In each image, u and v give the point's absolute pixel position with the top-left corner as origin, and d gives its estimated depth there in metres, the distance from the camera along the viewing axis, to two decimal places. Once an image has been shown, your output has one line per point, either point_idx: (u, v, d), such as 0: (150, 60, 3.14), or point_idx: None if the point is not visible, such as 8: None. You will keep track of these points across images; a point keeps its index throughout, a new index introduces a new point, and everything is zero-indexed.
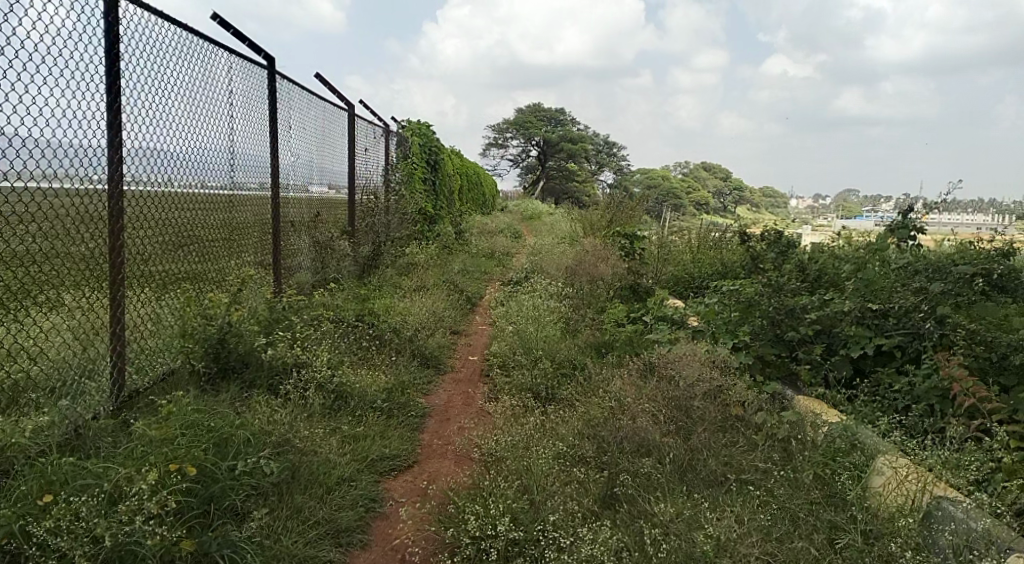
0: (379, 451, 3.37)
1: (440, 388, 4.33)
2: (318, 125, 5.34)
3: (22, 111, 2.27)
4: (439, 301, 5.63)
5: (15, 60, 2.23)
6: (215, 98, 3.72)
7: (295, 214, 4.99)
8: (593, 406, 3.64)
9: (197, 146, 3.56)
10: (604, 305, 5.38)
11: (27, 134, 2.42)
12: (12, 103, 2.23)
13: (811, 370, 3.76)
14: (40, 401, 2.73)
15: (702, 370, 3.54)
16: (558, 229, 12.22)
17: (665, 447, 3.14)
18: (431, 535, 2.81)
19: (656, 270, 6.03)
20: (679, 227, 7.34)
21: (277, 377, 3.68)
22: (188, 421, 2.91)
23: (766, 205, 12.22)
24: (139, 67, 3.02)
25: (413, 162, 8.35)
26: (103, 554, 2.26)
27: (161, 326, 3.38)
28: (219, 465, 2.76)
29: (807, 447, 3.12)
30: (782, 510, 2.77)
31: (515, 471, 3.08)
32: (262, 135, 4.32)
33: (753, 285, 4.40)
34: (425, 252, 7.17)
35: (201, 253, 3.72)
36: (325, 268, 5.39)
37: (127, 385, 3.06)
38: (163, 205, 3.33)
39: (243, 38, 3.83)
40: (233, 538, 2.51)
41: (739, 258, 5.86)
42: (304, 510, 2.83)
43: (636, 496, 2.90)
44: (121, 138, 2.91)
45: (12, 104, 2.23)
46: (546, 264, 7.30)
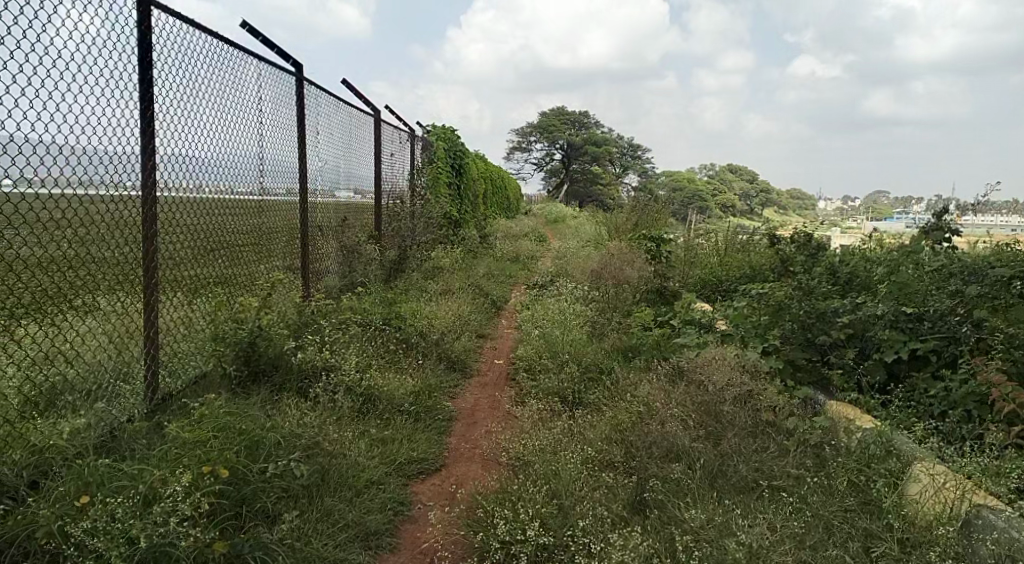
0: (406, 455, 3.38)
1: (466, 392, 4.33)
2: (344, 130, 5.38)
3: (54, 119, 2.31)
4: (464, 304, 5.63)
5: (48, 69, 2.27)
6: (245, 105, 3.77)
7: (323, 219, 5.03)
8: (621, 411, 3.61)
9: (226, 152, 3.61)
10: (630, 309, 5.35)
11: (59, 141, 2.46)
12: (44, 112, 2.27)
13: (843, 375, 3.71)
14: (76, 404, 2.78)
15: (731, 374, 3.50)
16: (583, 232, 12.16)
17: (694, 452, 3.10)
18: (459, 539, 2.83)
19: (682, 274, 5.98)
20: (705, 229, 7.27)
21: (306, 380, 3.72)
22: (219, 424, 2.94)
23: (793, 207, 12.07)
24: (171, 74, 3.07)
25: (438, 167, 8.39)
26: (138, 555, 2.28)
27: (193, 331, 3.40)
28: (250, 467, 2.80)
29: (840, 454, 3.07)
30: (816, 517, 2.72)
31: (544, 476, 3.06)
32: (290, 140, 4.37)
33: (783, 288, 4.33)
34: (450, 256, 7.18)
35: (231, 258, 3.76)
36: (352, 272, 5.43)
37: (160, 388, 3.11)
38: (194, 210, 3.37)
39: (272, 45, 3.87)
40: (264, 541, 2.54)
41: (767, 261, 5.79)
42: (334, 512, 2.84)
43: (666, 502, 2.86)
44: (154, 144, 2.96)
45: (44, 113, 2.27)
46: (571, 267, 7.28)
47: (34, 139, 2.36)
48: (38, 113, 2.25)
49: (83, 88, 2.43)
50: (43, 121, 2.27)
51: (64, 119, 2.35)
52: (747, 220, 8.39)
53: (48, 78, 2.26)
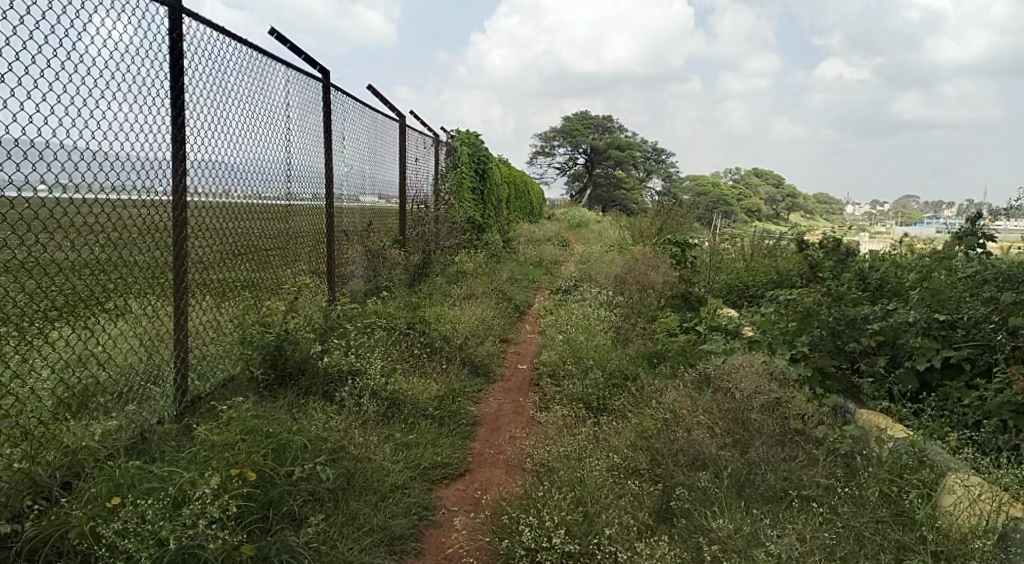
0: (431, 459, 3.38)
1: (490, 397, 4.32)
2: (369, 136, 5.42)
3: (86, 126, 2.35)
4: (488, 309, 5.63)
5: (82, 77, 2.31)
6: (273, 110, 3.81)
7: (348, 223, 5.07)
8: (647, 418, 3.57)
9: (255, 157, 3.65)
10: (655, 314, 5.32)
11: (92, 148, 2.50)
12: (78, 119, 2.31)
13: (874, 384, 3.65)
14: (107, 406, 2.82)
15: (759, 382, 3.46)
16: (607, 237, 12.11)
17: (721, 460, 3.06)
18: (484, 545, 2.82)
19: (707, 279, 5.93)
20: (730, 234, 7.20)
21: (332, 384, 3.75)
22: (247, 427, 2.97)
23: (821, 211, 11.90)
24: (201, 81, 3.11)
25: (462, 172, 8.42)
26: (167, 557, 2.31)
27: (221, 334, 3.43)
28: (277, 470, 2.83)
29: (871, 464, 3.01)
30: (847, 528, 2.67)
31: (569, 482, 3.04)
32: (316, 145, 4.41)
33: (811, 294, 4.27)
34: (473, 261, 7.20)
35: (259, 262, 3.80)
36: (377, 276, 5.47)
37: (189, 391, 3.14)
38: (222, 214, 3.41)
39: (300, 52, 3.91)
40: (291, 544, 2.55)
41: (795, 266, 5.72)
42: (359, 516, 2.85)
43: (693, 511, 2.83)
44: (184, 151, 3.00)
45: (79, 120, 2.31)
46: (594, 272, 7.25)
47: (66, 146, 2.40)
48: (71, 120, 2.29)
49: (114, 96, 2.46)
50: (77, 128, 2.30)
51: (97, 126, 2.39)
52: (773, 225, 8.28)
53: (81, 85, 2.29)
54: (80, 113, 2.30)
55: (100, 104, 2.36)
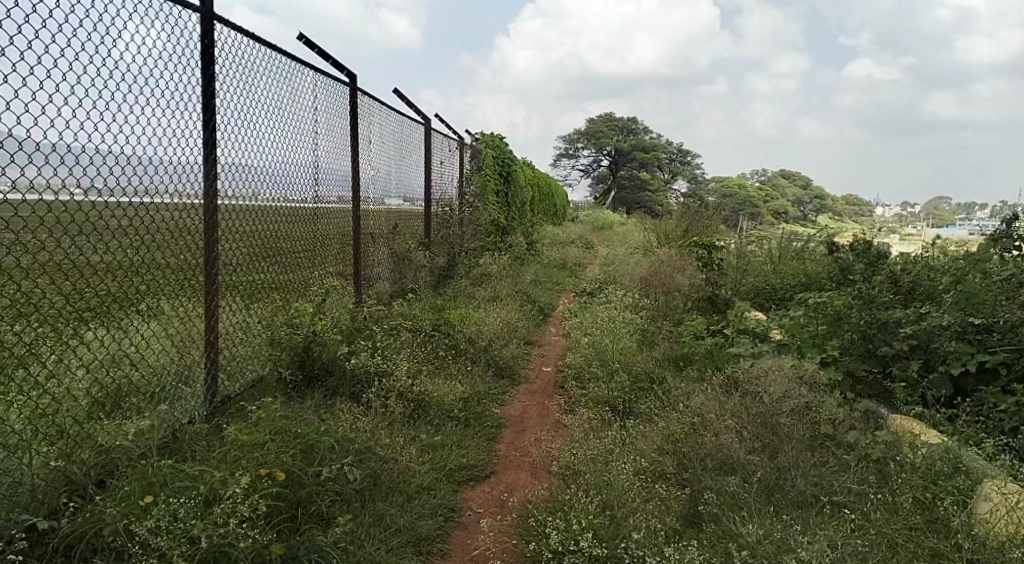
0: (456, 461, 3.39)
1: (515, 399, 4.32)
2: (395, 139, 5.46)
3: (122, 131, 2.39)
4: (513, 311, 5.64)
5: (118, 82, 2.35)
6: (301, 114, 3.85)
7: (375, 226, 5.10)
8: (674, 421, 3.54)
9: (284, 161, 3.70)
10: (681, 317, 5.28)
11: (126, 151, 2.54)
12: (114, 123, 2.35)
13: (907, 389, 3.58)
14: (140, 406, 2.88)
15: (788, 386, 3.42)
16: (632, 239, 12.05)
17: (750, 466, 3.02)
18: (511, 547, 2.81)
19: (735, 281, 5.87)
20: (757, 236, 7.12)
21: (359, 386, 3.78)
22: (276, 427, 3.01)
23: (850, 214, 11.70)
24: (232, 86, 3.16)
25: (486, 174, 8.47)
26: (198, 556, 2.34)
27: (251, 336, 3.47)
28: (306, 470, 2.86)
29: (904, 470, 2.95)
30: (879, 535, 2.62)
31: (595, 486, 3.03)
32: (343, 149, 4.45)
33: (841, 297, 4.21)
34: (497, 263, 7.21)
35: (287, 265, 3.84)
36: (402, 279, 5.49)
37: (220, 391, 3.19)
38: (252, 217, 3.45)
39: (328, 57, 3.96)
40: (320, 544, 2.58)
41: (824, 269, 5.64)
42: (386, 517, 2.87)
43: (722, 516, 2.79)
44: (215, 155, 3.04)
45: (115, 125, 2.35)
46: (618, 275, 7.21)
47: (101, 150, 2.44)
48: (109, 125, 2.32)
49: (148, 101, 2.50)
50: (113, 132, 2.34)
51: (132, 131, 2.43)
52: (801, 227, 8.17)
53: (118, 90, 2.33)
54: (116, 117, 2.34)
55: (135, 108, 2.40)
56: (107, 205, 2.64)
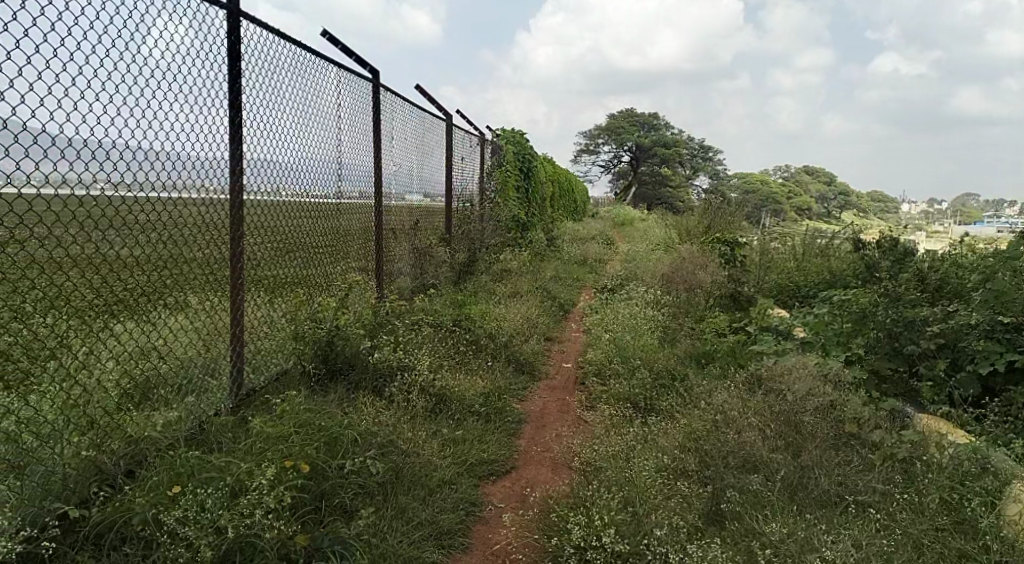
0: (477, 456, 3.41)
1: (535, 395, 4.33)
2: (417, 135, 5.49)
3: (150, 126, 2.42)
4: (533, 307, 5.64)
5: (146, 77, 2.38)
6: (325, 111, 3.89)
7: (396, 221, 5.14)
8: (696, 418, 3.52)
9: (308, 157, 3.73)
10: (703, 314, 5.25)
11: (154, 147, 2.58)
12: (143, 119, 2.38)
13: (933, 388, 3.53)
14: (167, 398, 2.92)
15: (812, 385, 3.42)
16: (652, 235, 11.98)
17: (773, 464, 3.00)
18: (532, 542, 2.82)
19: (758, 278, 5.82)
20: (780, 233, 7.05)
21: (381, 380, 3.82)
22: (300, 420, 3.05)
23: (875, 210, 11.53)
24: (258, 82, 3.19)
25: (507, 170, 8.48)
26: (225, 546, 2.38)
27: (275, 330, 3.52)
28: (329, 463, 2.90)
29: (931, 470, 2.92)
30: (905, 535, 2.59)
31: (617, 482, 3.02)
32: (366, 145, 4.48)
33: (867, 295, 4.16)
34: (517, 259, 7.22)
35: (310, 260, 3.88)
36: (423, 274, 5.50)
37: (245, 384, 3.23)
38: (277, 213, 3.49)
39: (351, 53, 3.98)
40: (343, 536, 2.60)
41: (849, 266, 5.58)
42: (408, 510, 2.89)
43: (744, 514, 2.77)
44: (241, 151, 3.07)
45: (143, 121, 2.38)
46: (639, 271, 7.18)
47: (130, 145, 2.48)
48: (136, 121, 2.36)
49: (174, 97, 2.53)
50: (141, 128, 2.37)
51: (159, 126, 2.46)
52: (825, 224, 8.07)
53: (146, 86, 2.36)
54: (144, 112, 2.37)
55: (162, 104, 2.43)
56: (137, 200, 2.69)
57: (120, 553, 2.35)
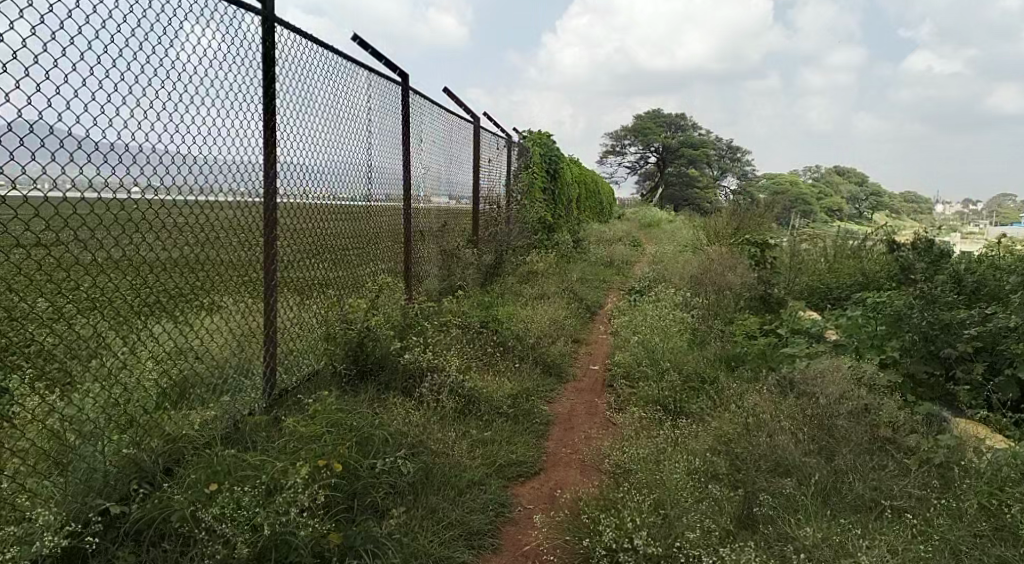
0: (506, 457, 3.42)
1: (563, 396, 4.34)
2: (444, 137, 5.52)
3: (186, 131, 2.47)
4: (560, 309, 5.64)
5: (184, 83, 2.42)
6: (355, 114, 3.93)
7: (424, 224, 5.18)
8: (726, 421, 3.50)
9: (338, 160, 3.77)
10: (732, 316, 5.22)
11: (191, 151, 2.63)
12: (180, 123, 2.42)
13: (970, 392, 3.47)
14: (204, 397, 2.98)
15: (846, 389, 3.38)
16: (680, 237, 11.90)
17: (806, 468, 2.97)
18: (562, 544, 2.82)
19: (788, 280, 5.77)
20: (810, 234, 6.97)
21: (411, 381, 3.86)
22: (332, 420, 3.09)
23: (907, 211, 11.33)
24: (291, 86, 3.24)
25: (533, 172, 8.51)
26: (261, 543, 2.41)
27: (307, 331, 3.56)
28: (361, 463, 2.94)
29: (969, 475, 2.86)
30: (942, 541, 2.55)
31: (648, 485, 3.01)
32: (394, 148, 4.52)
33: (902, 297, 4.09)
34: (543, 260, 7.22)
35: (340, 261, 3.93)
36: (451, 276, 5.53)
37: (278, 384, 3.28)
38: (309, 214, 3.53)
39: (380, 57, 4.03)
40: (375, 534, 2.63)
41: (882, 268, 5.50)
42: (438, 510, 2.91)
43: (777, 518, 2.74)
44: (275, 154, 3.12)
45: (180, 125, 2.42)
46: (667, 273, 7.14)
47: (169, 149, 2.53)
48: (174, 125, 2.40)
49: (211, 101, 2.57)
50: (178, 132, 2.42)
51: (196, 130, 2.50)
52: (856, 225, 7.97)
53: (184, 91, 2.40)
54: (182, 116, 2.42)
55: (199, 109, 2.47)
56: (175, 204, 2.74)
57: (159, 549, 2.39)
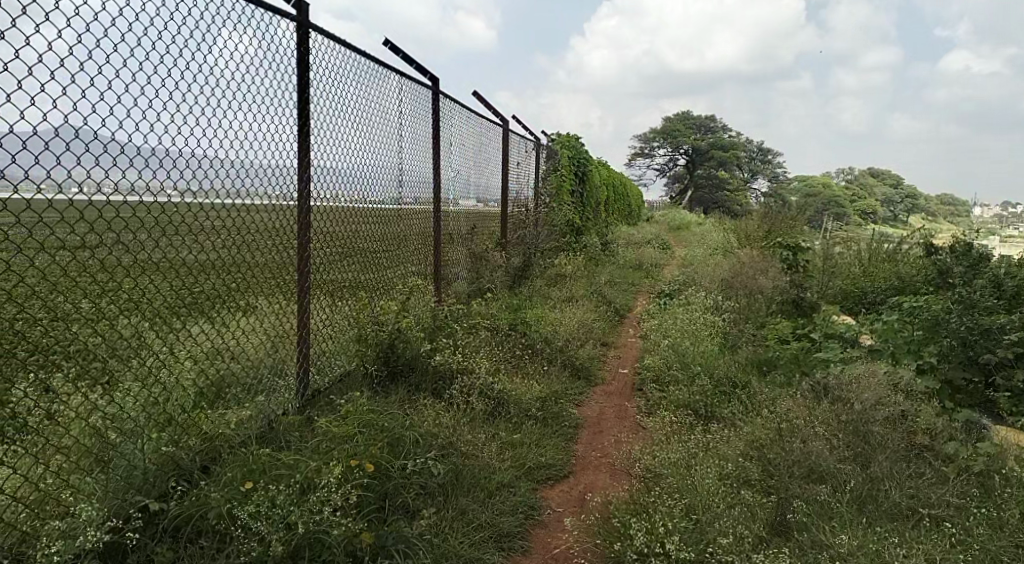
0: (535, 460, 3.43)
1: (592, 400, 4.33)
2: (473, 140, 5.56)
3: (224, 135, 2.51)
4: (589, 312, 5.63)
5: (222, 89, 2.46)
6: (386, 118, 3.98)
7: (453, 227, 5.22)
8: (758, 427, 3.46)
9: (369, 163, 3.82)
10: (764, 321, 5.17)
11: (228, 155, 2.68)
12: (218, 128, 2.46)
13: (1011, 399, 3.38)
14: (239, 397, 3.03)
15: (882, 395, 3.32)
16: (710, 239, 11.79)
17: (841, 475, 2.93)
18: (593, 548, 2.82)
19: (822, 283, 5.69)
20: (844, 237, 6.86)
21: (441, 382, 3.89)
22: (365, 421, 3.13)
23: (945, 214, 11.07)
24: (324, 90, 3.29)
25: (562, 174, 8.52)
26: (295, 541, 2.45)
27: (340, 332, 3.61)
28: (392, 463, 2.97)
29: (1010, 485, 2.79)
30: (983, 551, 2.49)
31: (679, 490, 3.00)
32: (424, 151, 4.55)
33: (940, 302, 4.01)
34: (572, 263, 7.22)
35: (371, 264, 3.97)
36: (479, 279, 5.57)
37: (311, 385, 3.33)
38: (341, 217, 3.58)
39: (411, 61, 4.07)
40: (406, 534, 2.66)
41: (919, 272, 5.39)
42: (468, 512, 2.93)
43: (811, 525, 2.70)
44: (309, 157, 3.16)
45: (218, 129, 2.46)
46: (697, 276, 7.09)
47: (207, 154, 2.58)
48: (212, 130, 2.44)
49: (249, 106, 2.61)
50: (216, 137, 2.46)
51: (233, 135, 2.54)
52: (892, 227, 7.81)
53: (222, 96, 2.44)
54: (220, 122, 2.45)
55: (236, 114, 2.51)
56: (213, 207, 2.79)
57: (197, 546, 2.44)
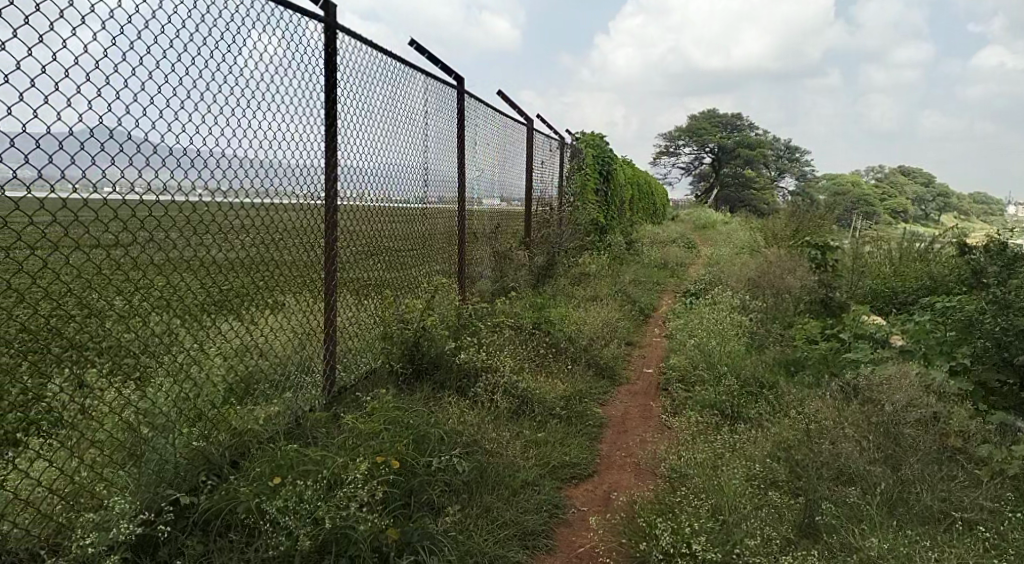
0: (559, 458, 3.42)
1: (616, 399, 4.31)
2: (497, 140, 5.57)
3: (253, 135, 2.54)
4: (614, 312, 5.61)
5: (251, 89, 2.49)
6: (411, 117, 4.01)
7: (476, 226, 5.24)
8: (786, 428, 3.42)
9: (395, 163, 3.85)
10: (792, 321, 5.10)
11: (257, 155, 2.71)
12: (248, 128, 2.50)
13: None
14: (268, 393, 3.07)
15: (913, 397, 3.26)
16: (737, 239, 11.64)
17: (872, 477, 2.88)
18: (618, 547, 2.81)
19: (851, 283, 5.59)
20: (874, 236, 6.73)
21: (466, 380, 3.91)
22: (390, 418, 3.15)
23: (979, 212, 10.80)
24: (351, 90, 3.32)
25: (586, 173, 8.49)
26: (322, 535, 2.48)
27: (366, 330, 3.65)
28: (418, 460, 2.99)
29: None
30: (1018, 556, 2.43)
31: (706, 490, 2.97)
32: (448, 151, 4.57)
33: (974, 303, 3.91)
34: (596, 263, 7.20)
35: (396, 262, 4.01)
36: (503, 277, 5.58)
37: (338, 382, 3.37)
38: (367, 216, 3.62)
39: (436, 61, 4.09)
40: (431, 531, 2.68)
41: (952, 272, 5.27)
42: (492, 509, 2.94)
43: (841, 527, 2.66)
44: (335, 157, 3.19)
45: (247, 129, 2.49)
46: (723, 276, 7.01)
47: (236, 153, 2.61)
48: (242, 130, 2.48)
49: (277, 107, 2.64)
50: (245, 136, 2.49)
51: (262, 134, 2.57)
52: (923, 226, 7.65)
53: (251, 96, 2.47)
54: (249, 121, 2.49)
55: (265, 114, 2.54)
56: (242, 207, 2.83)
57: (226, 539, 2.48)
